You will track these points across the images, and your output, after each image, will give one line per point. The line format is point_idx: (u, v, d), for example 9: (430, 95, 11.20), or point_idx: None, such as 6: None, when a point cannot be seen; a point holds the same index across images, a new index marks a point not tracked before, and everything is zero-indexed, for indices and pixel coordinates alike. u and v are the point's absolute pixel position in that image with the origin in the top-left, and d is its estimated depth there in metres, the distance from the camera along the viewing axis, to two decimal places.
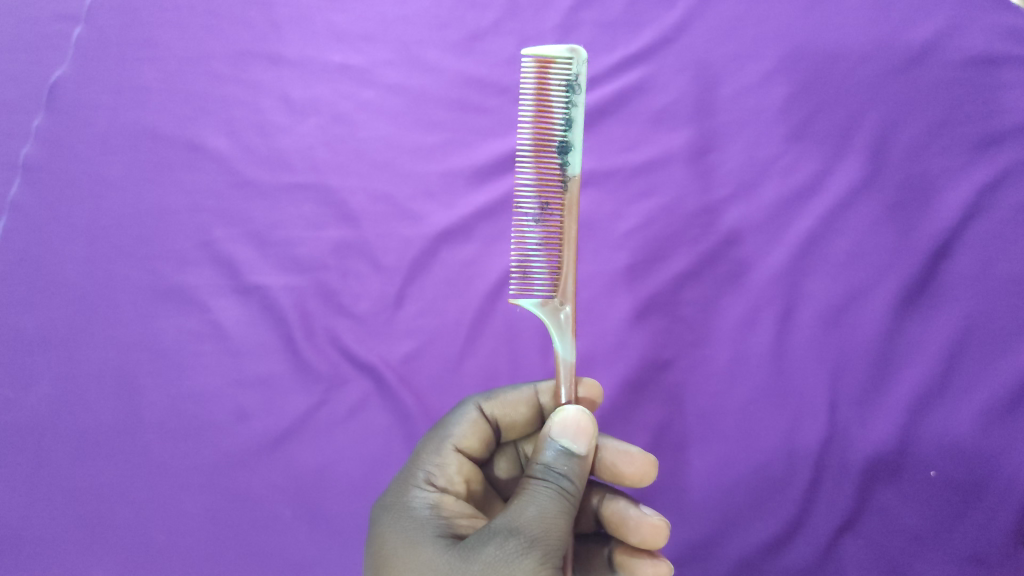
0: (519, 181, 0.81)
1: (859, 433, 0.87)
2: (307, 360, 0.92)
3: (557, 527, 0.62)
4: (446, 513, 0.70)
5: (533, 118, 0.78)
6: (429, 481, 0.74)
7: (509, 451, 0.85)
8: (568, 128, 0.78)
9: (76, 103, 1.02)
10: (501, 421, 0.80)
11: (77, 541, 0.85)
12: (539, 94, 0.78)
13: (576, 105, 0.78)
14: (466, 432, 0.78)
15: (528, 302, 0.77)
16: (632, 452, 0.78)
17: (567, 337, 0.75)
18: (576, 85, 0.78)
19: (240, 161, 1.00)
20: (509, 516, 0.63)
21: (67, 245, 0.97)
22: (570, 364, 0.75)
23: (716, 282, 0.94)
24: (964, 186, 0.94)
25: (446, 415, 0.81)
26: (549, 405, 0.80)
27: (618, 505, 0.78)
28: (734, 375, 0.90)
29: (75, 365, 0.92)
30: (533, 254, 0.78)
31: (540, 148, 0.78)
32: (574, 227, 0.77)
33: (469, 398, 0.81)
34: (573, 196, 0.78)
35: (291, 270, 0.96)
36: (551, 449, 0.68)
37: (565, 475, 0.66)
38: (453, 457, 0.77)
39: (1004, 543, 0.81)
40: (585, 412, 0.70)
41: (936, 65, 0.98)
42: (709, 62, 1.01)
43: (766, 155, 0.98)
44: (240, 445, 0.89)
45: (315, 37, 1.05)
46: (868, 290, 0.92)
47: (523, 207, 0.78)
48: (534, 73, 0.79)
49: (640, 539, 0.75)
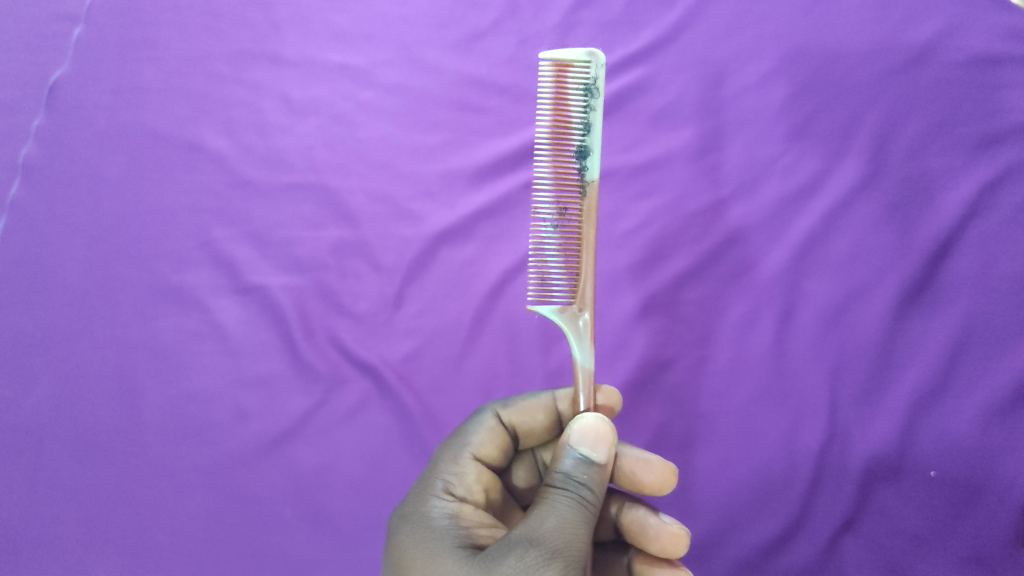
0: (536, 187, 0.81)
1: (859, 433, 0.87)
2: (307, 360, 0.92)
3: (577, 537, 0.62)
4: (466, 523, 0.69)
5: (550, 123, 0.79)
6: (448, 490, 0.73)
7: (526, 459, 0.85)
8: (586, 133, 0.79)
9: (76, 103, 1.02)
10: (519, 429, 0.80)
11: (79, 542, 0.85)
12: (557, 98, 0.79)
13: (594, 108, 0.79)
14: (484, 440, 0.78)
15: (547, 308, 0.76)
16: (651, 460, 0.78)
17: (586, 344, 0.75)
18: (594, 88, 0.79)
19: (239, 161, 1.00)
20: (530, 526, 0.63)
21: (67, 245, 0.97)
22: (588, 371, 0.75)
23: (716, 282, 0.94)
24: (964, 185, 0.94)
25: (463, 422, 0.80)
26: (567, 413, 0.80)
27: (638, 514, 0.78)
28: (734, 375, 0.90)
29: (76, 366, 0.92)
30: (551, 260, 0.78)
31: (558, 152, 0.79)
32: (593, 232, 0.77)
33: (486, 406, 0.81)
34: (592, 202, 0.77)
35: (291, 271, 0.96)
36: (570, 458, 0.68)
37: (585, 484, 0.66)
38: (472, 465, 0.76)
39: (1004, 543, 0.81)
40: (604, 419, 0.70)
41: (936, 65, 0.98)
42: (709, 62, 1.01)
43: (766, 155, 0.98)
44: (241, 446, 0.89)
45: (315, 38, 1.05)
46: (868, 290, 0.92)
47: (540, 211, 0.78)
48: (552, 77, 0.80)
49: (661, 547, 0.76)
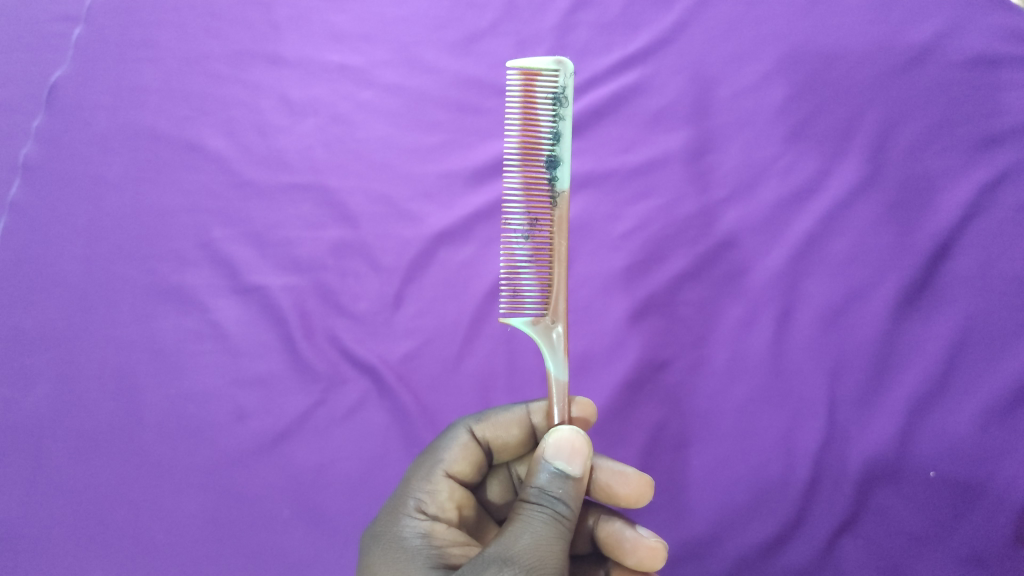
0: (507, 200, 0.81)
1: (857, 433, 0.87)
2: (306, 360, 0.93)
3: (552, 554, 0.62)
4: (438, 542, 0.70)
5: (519, 134, 0.79)
6: (420, 508, 0.73)
7: (501, 473, 0.85)
8: (556, 142, 0.78)
9: (76, 104, 1.02)
10: (493, 443, 0.79)
11: (77, 541, 0.86)
12: (525, 108, 0.79)
13: (563, 118, 0.79)
14: (457, 456, 0.78)
15: (520, 320, 0.76)
16: (627, 473, 0.77)
17: (559, 356, 0.75)
18: (563, 97, 0.79)
19: (239, 161, 1.00)
20: (503, 544, 0.62)
21: (67, 245, 0.97)
22: (562, 383, 0.74)
23: (714, 283, 0.94)
24: (963, 186, 0.94)
25: (436, 439, 0.80)
26: (541, 425, 0.80)
27: (614, 527, 0.77)
28: (732, 376, 0.90)
29: (75, 366, 0.92)
30: (523, 272, 0.78)
31: (528, 164, 0.79)
32: (564, 244, 0.77)
33: (459, 421, 0.80)
34: (562, 212, 0.77)
35: (291, 270, 0.96)
36: (545, 472, 0.67)
37: (560, 499, 0.66)
38: (444, 483, 0.76)
39: (1005, 544, 0.81)
40: (579, 432, 0.70)
41: (935, 66, 0.98)
42: (707, 63, 1.02)
43: (765, 156, 0.98)
44: (240, 445, 0.90)
45: (315, 38, 1.05)
46: (867, 291, 0.92)
47: (511, 223, 0.78)
48: (519, 86, 0.80)
49: (638, 561, 0.75)
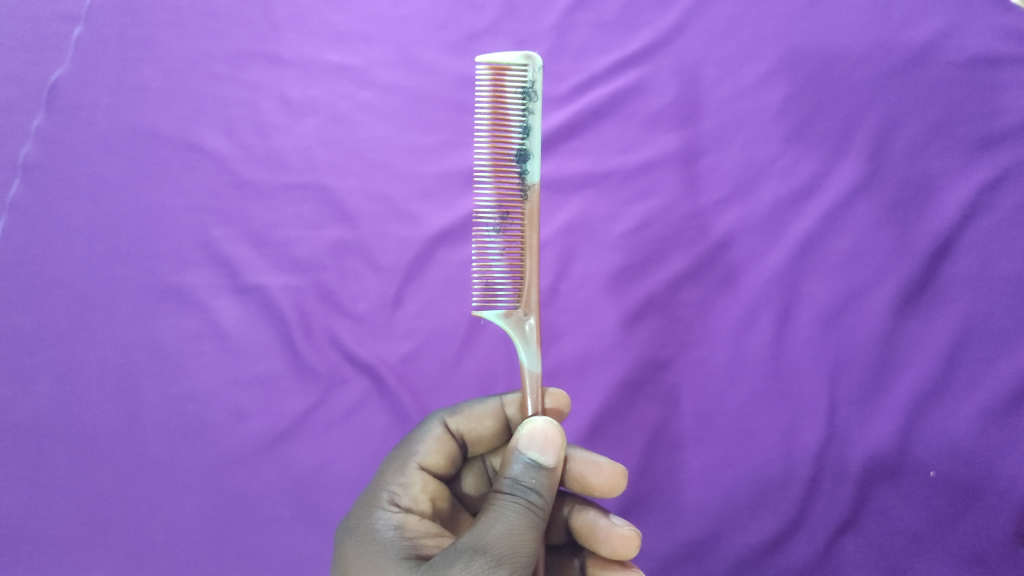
0: (479, 194, 0.81)
1: (857, 433, 0.87)
2: (306, 359, 0.93)
3: (524, 543, 0.61)
4: (411, 534, 0.69)
5: (489, 130, 0.79)
6: (393, 501, 0.73)
7: (476, 465, 0.85)
8: (526, 136, 0.79)
9: (76, 103, 1.02)
10: (467, 436, 0.79)
11: (76, 542, 0.86)
12: (495, 105, 0.79)
13: (532, 112, 0.79)
14: (431, 449, 0.78)
15: (492, 313, 0.76)
16: (601, 463, 0.77)
17: (532, 348, 0.75)
18: (532, 91, 0.79)
19: (239, 161, 1.00)
20: (475, 534, 0.61)
21: (67, 245, 0.97)
22: (536, 375, 0.74)
23: (714, 283, 0.94)
24: (963, 186, 0.94)
25: (411, 433, 0.80)
26: (515, 417, 0.80)
27: (588, 516, 0.77)
28: (731, 376, 0.90)
29: (76, 365, 0.92)
30: (495, 264, 0.78)
31: (498, 159, 0.78)
32: (535, 236, 0.77)
33: (434, 415, 0.80)
34: (534, 205, 0.78)
35: (290, 270, 0.96)
36: (519, 463, 0.67)
37: (533, 489, 0.66)
38: (418, 475, 0.76)
39: (1005, 543, 0.81)
40: (553, 423, 0.69)
41: (934, 66, 0.98)
42: (706, 63, 1.02)
43: (764, 156, 0.98)
44: (239, 445, 0.90)
45: (314, 38, 1.05)
46: (866, 291, 0.92)
47: (483, 217, 0.78)
48: (489, 82, 0.80)
49: (612, 550, 0.75)
